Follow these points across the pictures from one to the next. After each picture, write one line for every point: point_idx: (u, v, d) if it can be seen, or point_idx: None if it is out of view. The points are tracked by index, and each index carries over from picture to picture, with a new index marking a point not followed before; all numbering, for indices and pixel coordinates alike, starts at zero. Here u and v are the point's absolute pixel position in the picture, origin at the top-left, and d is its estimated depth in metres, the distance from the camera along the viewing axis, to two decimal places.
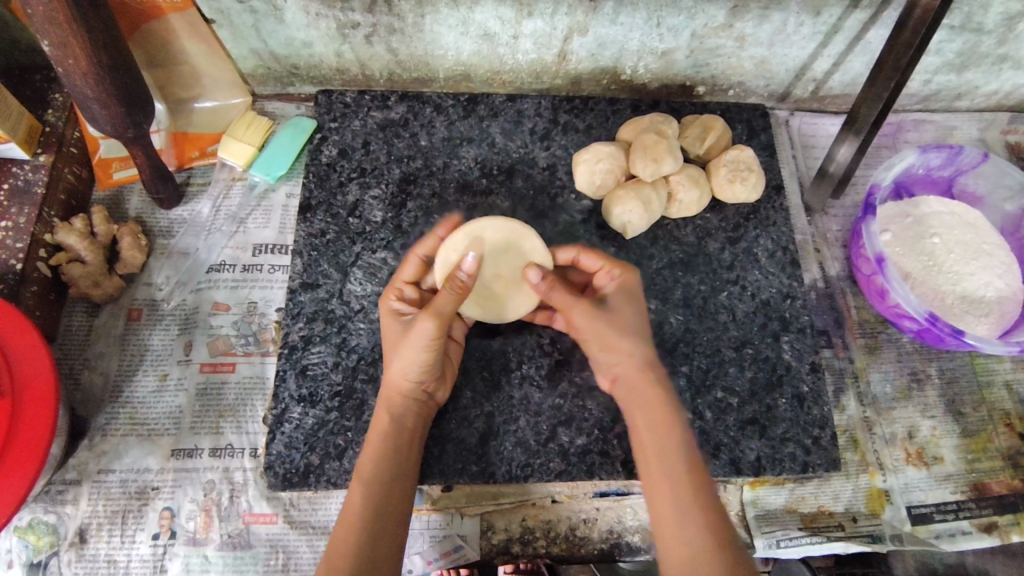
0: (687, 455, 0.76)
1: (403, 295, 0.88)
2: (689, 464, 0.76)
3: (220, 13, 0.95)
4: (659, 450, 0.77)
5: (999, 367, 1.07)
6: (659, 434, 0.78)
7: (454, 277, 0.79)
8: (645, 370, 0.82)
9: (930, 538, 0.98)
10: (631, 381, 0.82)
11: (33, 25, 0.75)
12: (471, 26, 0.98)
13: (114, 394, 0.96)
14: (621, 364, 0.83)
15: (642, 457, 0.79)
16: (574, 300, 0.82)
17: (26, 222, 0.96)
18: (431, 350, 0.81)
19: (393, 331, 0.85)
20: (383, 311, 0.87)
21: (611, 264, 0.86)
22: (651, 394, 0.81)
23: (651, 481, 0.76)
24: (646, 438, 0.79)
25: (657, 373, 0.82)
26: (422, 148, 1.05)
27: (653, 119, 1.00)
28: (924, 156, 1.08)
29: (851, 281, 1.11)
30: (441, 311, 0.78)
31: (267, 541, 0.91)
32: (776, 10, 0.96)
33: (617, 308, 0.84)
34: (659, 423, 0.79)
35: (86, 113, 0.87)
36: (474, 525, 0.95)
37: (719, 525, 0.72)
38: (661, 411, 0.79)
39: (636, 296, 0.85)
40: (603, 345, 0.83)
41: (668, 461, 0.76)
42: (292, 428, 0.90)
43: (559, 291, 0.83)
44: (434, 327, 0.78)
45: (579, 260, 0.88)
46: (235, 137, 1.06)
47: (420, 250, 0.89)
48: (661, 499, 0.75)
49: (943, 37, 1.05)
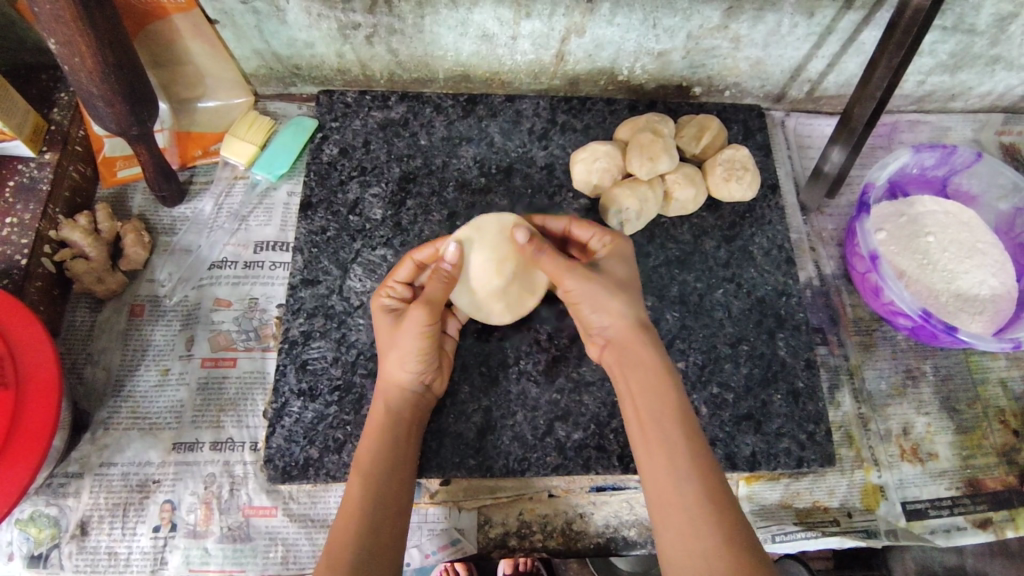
0: (682, 417, 0.77)
1: (396, 293, 0.89)
2: (685, 425, 0.76)
3: (223, 14, 0.97)
4: (655, 413, 0.77)
5: (994, 365, 1.08)
6: (655, 396, 0.78)
7: (440, 269, 0.84)
8: (637, 332, 0.83)
9: (925, 534, 0.99)
10: (623, 343, 0.83)
11: (41, 24, 0.77)
12: (470, 26, 1.00)
13: (116, 388, 0.97)
14: (612, 324, 0.84)
15: (638, 428, 0.78)
16: (571, 266, 0.83)
17: (32, 218, 0.97)
18: (426, 338, 0.83)
19: (383, 328, 0.87)
20: (375, 307, 0.89)
21: (603, 232, 0.88)
22: (646, 358, 0.81)
23: (648, 444, 0.76)
24: (641, 400, 0.79)
25: (647, 334, 0.83)
26: (421, 147, 1.06)
27: (649, 118, 1.01)
28: (918, 156, 1.09)
29: (846, 279, 1.12)
30: (431, 300, 0.82)
31: (266, 533, 0.92)
32: (771, 11, 0.98)
33: (608, 270, 0.85)
34: (653, 385, 0.79)
35: (91, 112, 0.88)
36: (471, 519, 0.96)
37: (717, 484, 0.72)
38: (655, 373, 0.80)
39: (626, 259, 0.87)
40: (594, 307, 0.84)
41: (664, 423, 0.76)
42: (292, 422, 0.91)
43: (547, 254, 0.83)
44: (425, 317, 0.81)
45: (571, 230, 0.90)
46: (236, 136, 1.08)
47: (415, 253, 0.88)
48: (658, 460, 0.75)
49: (936, 38, 1.06)
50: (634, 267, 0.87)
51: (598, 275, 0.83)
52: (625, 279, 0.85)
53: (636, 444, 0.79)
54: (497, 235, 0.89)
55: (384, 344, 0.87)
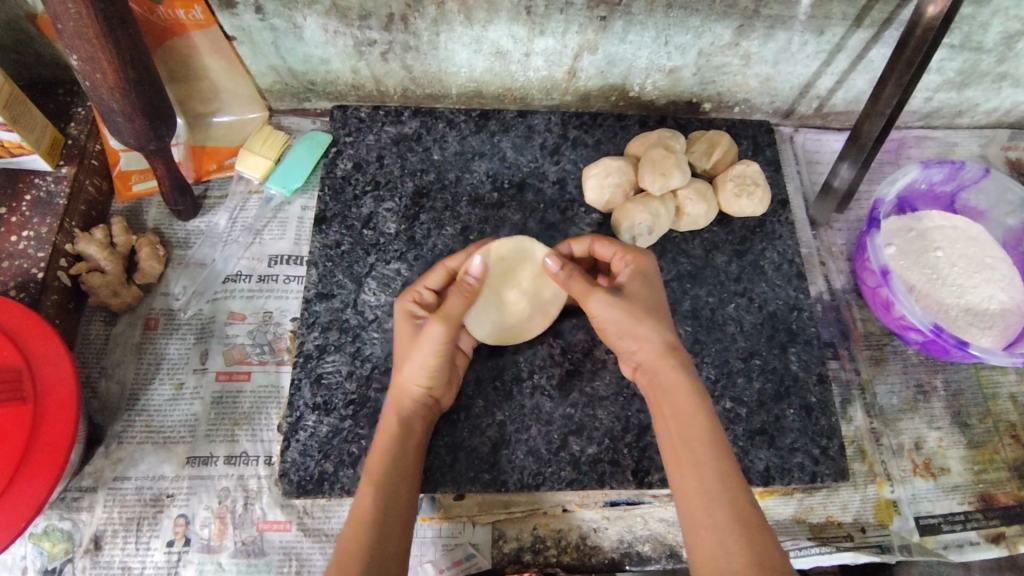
0: (714, 438, 0.77)
1: (421, 300, 0.88)
2: (717, 446, 0.76)
3: (241, 31, 0.98)
4: (684, 434, 0.78)
5: (1004, 380, 1.08)
6: (684, 418, 0.79)
7: (463, 281, 0.84)
8: (668, 355, 0.82)
9: (938, 549, 0.98)
10: (655, 367, 0.83)
11: (63, 41, 0.78)
12: (484, 43, 1.01)
13: (131, 402, 0.97)
14: (644, 350, 0.84)
15: (669, 446, 0.79)
16: (593, 288, 0.84)
17: (48, 231, 0.98)
18: (440, 354, 0.83)
19: (405, 335, 0.86)
20: (398, 311, 0.88)
21: (623, 251, 0.88)
22: (675, 379, 0.81)
23: (678, 466, 0.77)
24: (671, 422, 0.80)
25: (679, 357, 0.82)
26: (435, 162, 1.07)
27: (660, 134, 1.02)
28: (926, 171, 1.10)
29: (856, 293, 1.12)
30: (450, 315, 0.82)
31: (280, 548, 0.92)
32: (781, 29, 0.99)
33: (635, 293, 0.84)
34: (683, 406, 0.79)
35: (110, 127, 0.89)
36: (486, 534, 0.96)
37: (747, 507, 0.72)
38: (684, 395, 0.80)
39: (650, 277, 0.86)
40: (624, 334, 0.84)
41: (694, 445, 0.77)
42: (307, 436, 0.91)
43: (575, 277, 0.85)
44: (444, 330, 0.81)
45: (594, 249, 0.90)
46: (253, 151, 1.08)
47: (446, 261, 0.90)
48: (689, 480, 0.75)
49: (944, 56, 1.07)
50: (658, 288, 0.86)
51: (622, 299, 0.83)
52: (649, 302, 0.84)
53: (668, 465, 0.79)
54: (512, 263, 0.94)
55: (403, 353, 0.86)
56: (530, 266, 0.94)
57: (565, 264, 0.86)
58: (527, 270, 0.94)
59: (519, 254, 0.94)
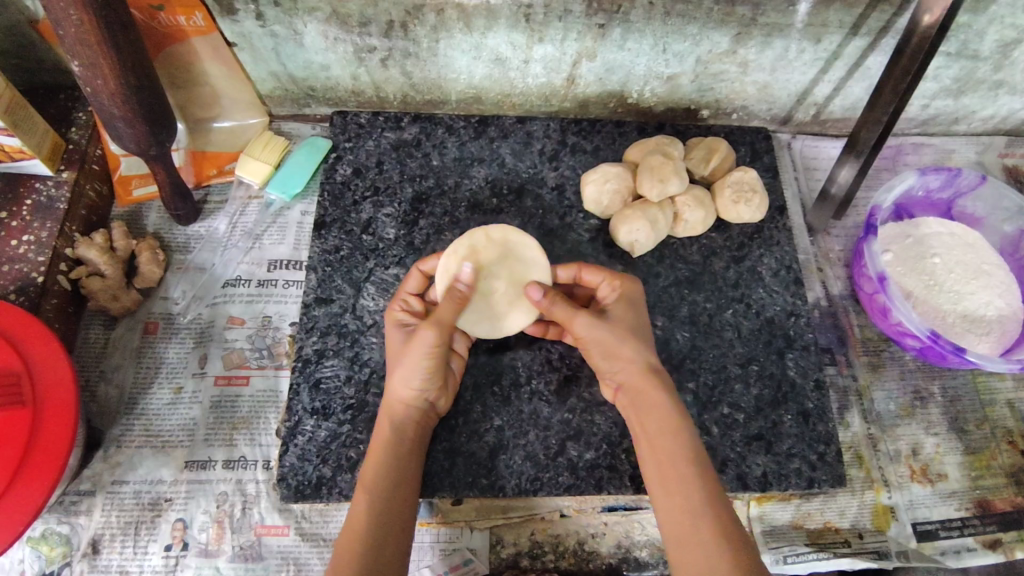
0: (695, 454, 0.78)
1: (407, 307, 0.90)
2: (699, 463, 0.77)
3: (241, 37, 0.99)
4: (668, 452, 0.78)
5: (1001, 386, 1.09)
6: (667, 435, 0.79)
7: (453, 290, 0.83)
8: (649, 375, 0.83)
9: (935, 555, 0.99)
10: (638, 387, 0.83)
11: (65, 47, 0.78)
12: (484, 50, 1.02)
13: (130, 406, 0.97)
14: (627, 371, 0.84)
15: (652, 464, 0.79)
16: (576, 310, 0.84)
17: (48, 235, 0.98)
18: (433, 357, 0.83)
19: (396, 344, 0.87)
20: (388, 322, 0.89)
21: (610, 277, 0.88)
22: (658, 399, 0.81)
23: (664, 483, 0.77)
24: (654, 439, 0.80)
25: (661, 377, 0.83)
26: (434, 168, 1.08)
27: (658, 141, 1.03)
28: (923, 178, 1.10)
29: (853, 299, 1.13)
30: (442, 321, 0.81)
31: (278, 553, 0.92)
32: (778, 37, 1.00)
33: (618, 317, 0.85)
34: (665, 424, 0.80)
35: (112, 133, 0.89)
36: (484, 539, 0.96)
37: (732, 522, 0.73)
38: (665, 413, 0.80)
39: (636, 302, 0.87)
40: (606, 355, 0.85)
41: (678, 461, 0.77)
42: (305, 441, 0.91)
43: (560, 303, 0.84)
44: (436, 336, 0.80)
45: (580, 277, 0.90)
46: (252, 156, 1.09)
47: (420, 263, 0.91)
48: (674, 497, 0.75)
49: (941, 64, 1.08)
50: (642, 309, 0.88)
51: (607, 321, 0.84)
52: (634, 325, 0.85)
53: (650, 483, 0.79)
54: (484, 249, 0.91)
55: (392, 361, 0.86)
56: (493, 249, 0.92)
57: (548, 293, 0.85)
58: (493, 253, 0.91)
59: (486, 243, 0.92)
